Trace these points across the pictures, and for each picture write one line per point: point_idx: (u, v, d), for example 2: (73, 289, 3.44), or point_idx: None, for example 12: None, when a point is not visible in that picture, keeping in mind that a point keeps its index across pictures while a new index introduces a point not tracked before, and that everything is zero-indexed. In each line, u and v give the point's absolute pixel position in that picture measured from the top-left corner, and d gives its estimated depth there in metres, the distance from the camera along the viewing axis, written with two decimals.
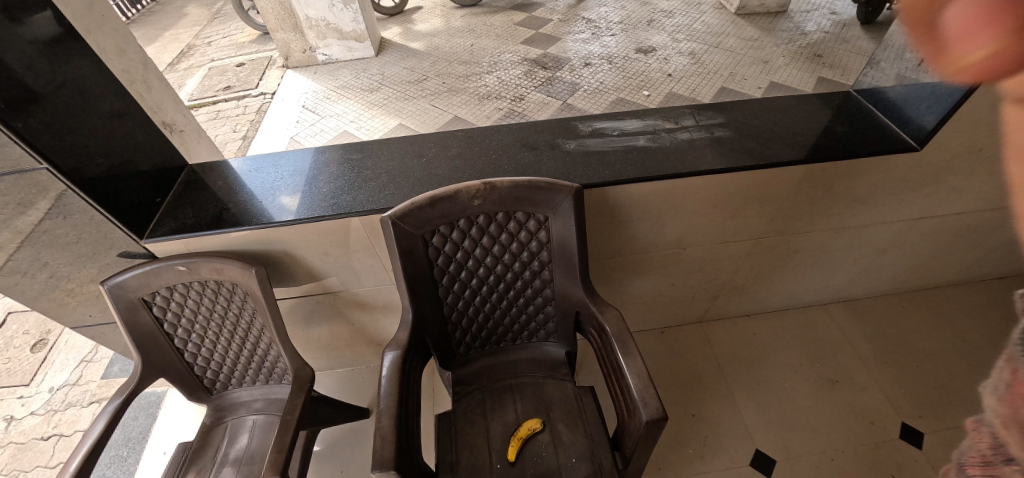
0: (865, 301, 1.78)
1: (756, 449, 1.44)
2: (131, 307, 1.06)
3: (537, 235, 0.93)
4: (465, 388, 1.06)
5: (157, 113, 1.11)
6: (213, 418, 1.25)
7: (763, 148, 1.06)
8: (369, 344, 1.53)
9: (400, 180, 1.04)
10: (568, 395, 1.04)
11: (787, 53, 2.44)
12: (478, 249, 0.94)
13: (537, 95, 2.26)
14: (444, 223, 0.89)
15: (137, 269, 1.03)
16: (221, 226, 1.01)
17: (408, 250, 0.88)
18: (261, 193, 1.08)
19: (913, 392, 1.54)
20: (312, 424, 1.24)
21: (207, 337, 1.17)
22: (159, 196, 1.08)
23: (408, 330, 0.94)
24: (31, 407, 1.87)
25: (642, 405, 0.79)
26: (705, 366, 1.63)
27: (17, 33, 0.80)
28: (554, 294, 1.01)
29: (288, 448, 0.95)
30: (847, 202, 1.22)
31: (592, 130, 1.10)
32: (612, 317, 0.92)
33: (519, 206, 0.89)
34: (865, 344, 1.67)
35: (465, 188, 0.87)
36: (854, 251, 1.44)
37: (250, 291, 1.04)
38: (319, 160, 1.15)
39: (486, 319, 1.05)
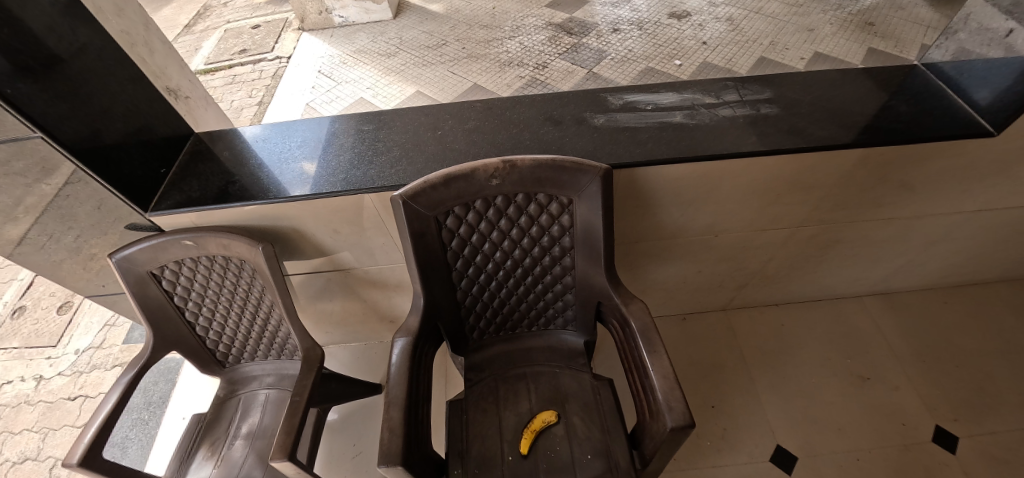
0: (905, 294, 1.67)
1: (777, 444, 1.38)
2: (139, 280, 1.03)
3: (560, 219, 0.86)
4: (477, 375, 1.02)
5: (160, 78, 1.05)
6: (226, 391, 1.25)
7: (815, 129, 0.95)
8: (382, 321, 1.51)
9: (413, 155, 0.97)
10: (585, 387, 0.98)
11: (837, 19, 2.23)
12: (495, 232, 0.87)
13: (560, 63, 2.13)
14: (459, 204, 0.82)
15: (143, 243, 1.00)
16: (226, 200, 0.96)
17: (419, 233, 0.82)
18: (269, 165, 1.02)
19: (950, 394, 1.45)
20: (324, 402, 1.22)
21: (217, 312, 1.14)
22: (163, 166, 1.04)
23: (419, 316, 0.90)
24: (59, 368, 1.92)
25: (667, 409, 0.72)
26: (727, 356, 1.56)
27: None
28: (574, 282, 0.94)
29: (297, 430, 0.92)
30: (900, 191, 1.10)
31: (623, 103, 1.00)
32: (637, 310, 0.86)
33: (541, 188, 0.82)
34: (900, 340, 1.57)
35: (483, 166, 0.79)
36: (902, 243, 1.33)
37: (258, 268, 1.00)
38: (331, 129, 1.09)
39: (501, 305, 1.00)
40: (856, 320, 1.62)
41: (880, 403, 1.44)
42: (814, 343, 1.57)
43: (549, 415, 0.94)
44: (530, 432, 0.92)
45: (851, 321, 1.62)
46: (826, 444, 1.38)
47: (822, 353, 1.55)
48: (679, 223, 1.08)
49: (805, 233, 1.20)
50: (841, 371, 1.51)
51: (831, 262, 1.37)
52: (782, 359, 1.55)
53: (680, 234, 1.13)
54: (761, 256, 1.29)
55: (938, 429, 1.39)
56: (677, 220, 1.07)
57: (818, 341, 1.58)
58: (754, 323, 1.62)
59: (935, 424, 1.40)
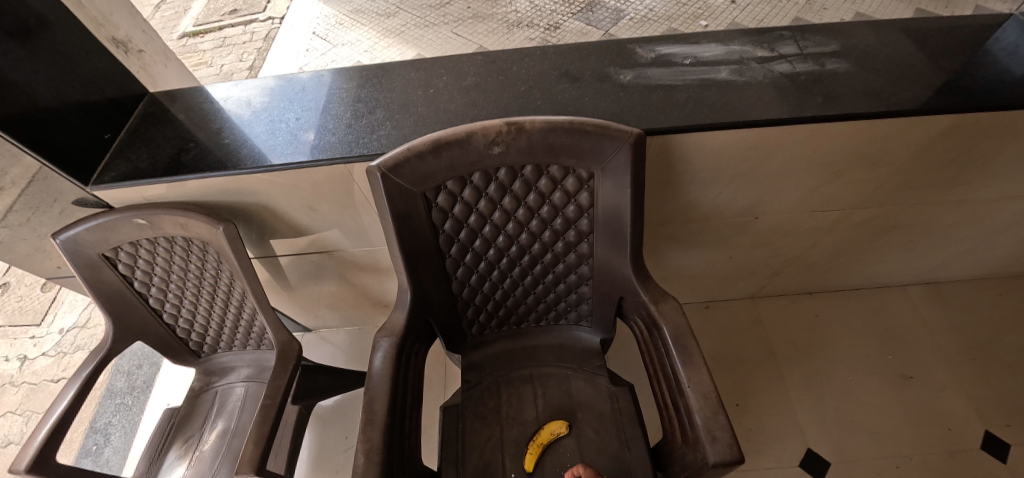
0: (955, 283, 1.50)
1: (808, 449, 1.25)
2: (90, 264, 0.90)
3: (577, 198, 0.70)
4: (476, 376, 0.88)
5: (104, 27, 0.87)
6: (201, 384, 1.13)
7: (894, 89, 0.77)
8: (376, 306, 1.37)
9: (400, 117, 0.81)
10: (601, 393, 0.84)
11: None
12: (497, 212, 0.72)
13: (575, 23, 1.92)
14: (453, 178, 0.66)
15: (90, 221, 0.85)
16: (179, 170, 0.81)
17: (404, 213, 0.66)
18: (232, 128, 0.86)
19: (1004, 397, 1.30)
20: (308, 397, 1.10)
21: (185, 299, 1.01)
22: (108, 131, 0.89)
23: (406, 311, 0.75)
24: (42, 348, 1.83)
25: (709, 439, 0.57)
26: (755, 350, 1.41)
27: None
28: (592, 272, 0.79)
29: (268, 438, 0.79)
30: (982, 168, 0.92)
31: (656, 57, 0.82)
32: (669, 310, 0.70)
33: (556, 158, 0.65)
34: (948, 335, 1.41)
35: (482, 129, 0.63)
36: (967, 229, 1.15)
37: (222, 252, 0.86)
38: (305, 86, 0.92)
39: (504, 297, 0.85)
40: (900, 312, 1.46)
41: (925, 405, 1.30)
42: (852, 337, 1.42)
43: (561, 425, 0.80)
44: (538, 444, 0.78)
45: (893, 313, 1.46)
46: (863, 449, 1.24)
47: (861, 348, 1.40)
48: (715, 202, 0.92)
49: (860, 216, 1.03)
50: (881, 369, 1.36)
51: (882, 249, 1.21)
52: (815, 354, 1.40)
53: (715, 215, 0.97)
54: (804, 242, 1.12)
55: (989, 436, 1.24)
56: (714, 199, 0.90)
57: (856, 335, 1.42)
58: (786, 313, 1.47)
59: (987, 430, 1.25)
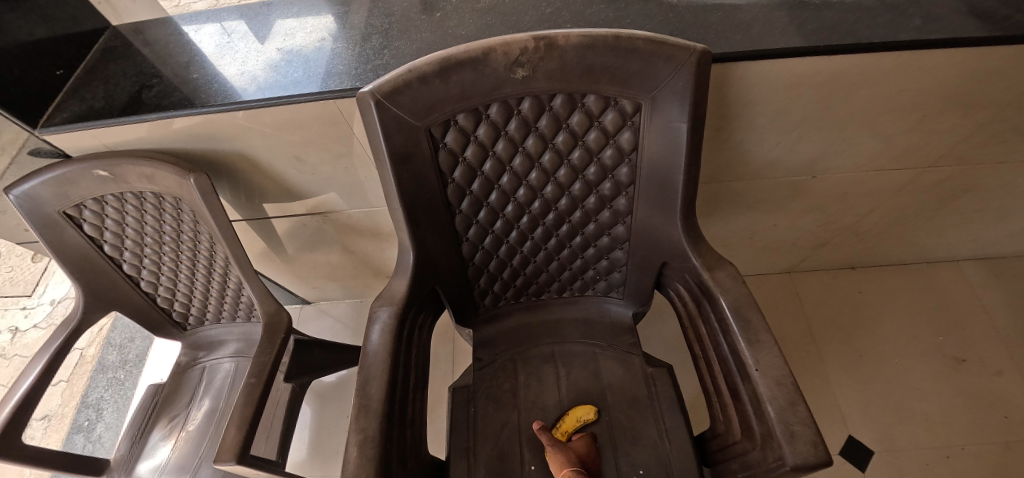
0: (1013, 259, 1.36)
1: (849, 436, 1.14)
2: (50, 223, 0.79)
3: (617, 139, 0.57)
4: (490, 354, 0.77)
5: None
6: (188, 358, 1.03)
7: (1009, 9, 0.62)
8: (378, 277, 1.26)
9: (400, 45, 0.68)
10: (634, 375, 0.73)
11: None
12: (518, 158, 0.59)
13: None
14: (465, 111, 0.54)
15: (46, 173, 0.74)
16: (137, 111, 0.69)
17: (405, 154, 0.54)
18: (204, 63, 0.74)
19: None
20: (304, 374, 1.00)
21: (164, 264, 0.90)
22: (62, 67, 0.76)
23: (409, 278, 0.64)
24: (34, 320, 1.76)
25: (786, 436, 0.46)
26: (790, 329, 1.29)
27: None
28: (629, 234, 0.67)
29: (253, 421, 0.69)
30: None
31: None
32: (726, 277, 0.58)
33: (595, 85, 0.52)
34: (1006, 315, 1.28)
35: (502, 45, 0.50)
36: None
37: (196, 210, 0.75)
38: (296, 16, 0.79)
39: (524, 264, 0.73)
40: (951, 289, 1.33)
41: (979, 391, 1.18)
42: (899, 316, 1.30)
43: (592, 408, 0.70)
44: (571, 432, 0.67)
45: (945, 290, 1.33)
46: (910, 437, 1.14)
47: (908, 328, 1.28)
48: (770, 155, 0.78)
49: (931, 176, 0.89)
50: (930, 351, 1.24)
51: (945, 216, 1.07)
52: (857, 333, 1.28)
53: (766, 173, 0.83)
54: (860, 207, 0.99)
55: None
56: (769, 152, 0.77)
57: (902, 313, 1.30)
58: (826, 289, 1.34)
59: None
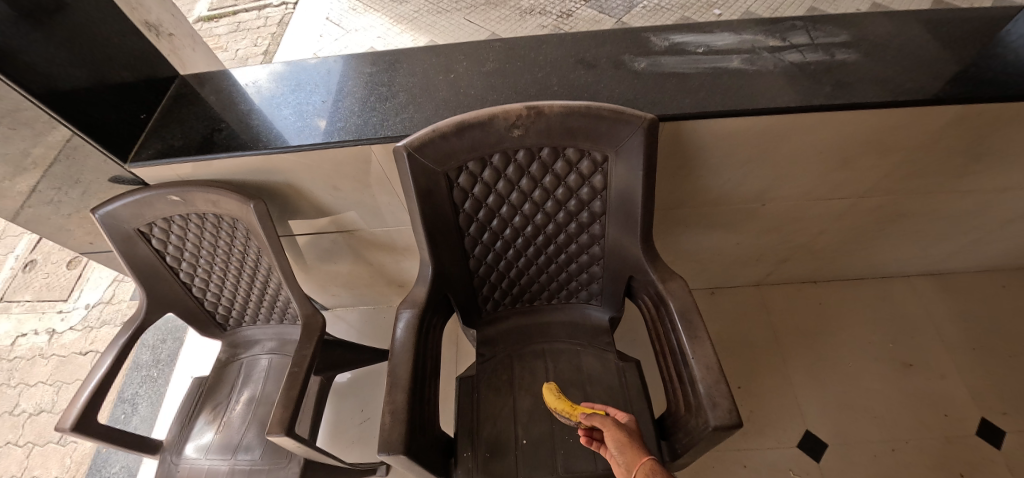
0: (960, 275, 1.52)
1: (807, 431, 1.29)
2: (126, 238, 0.95)
3: (591, 180, 0.74)
4: (491, 350, 0.93)
5: (136, 11, 0.91)
6: (228, 355, 1.19)
7: (901, 80, 0.79)
8: (391, 286, 1.42)
9: (422, 101, 0.86)
10: (608, 368, 0.88)
11: None
12: (515, 193, 0.76)
13: (587, 10, 1.94)
14: (474, 159, 0.70)
15: (127, 197, 0.90)
16: (209, 150, 0.86)
17: (427, 192, 0.71)
18: (261, 112, 0.91)
19: (1002, 385, 1.33)
20: (328, 370, 1.15)
21: (214, 273, 1.06)
22: (143, 111, 0.93)
23: (426, 286, 0.80)
24: (70, 322, 1.90)
25: (710, 405, 0.62)
26: (759, 335, 1.44)
27: None
28: (603, 252, 0.83)
29: (295, 403, 0.85)
30: (988, 160, 0.95)
31: (670, 44, 0.86)
32: (677, 288, 0.74)
33: (572, 140, 0.69)
34: (950, 325, 1.43)
35: (503, 112, 0.67)
36: (973, 221, 1.17)
37: (251, 228, 0.91)
38: (319, 70, 0.98)
39: (519, 276, 0.89)
40: (903, 301, 1.48)
41: (923, 392, 1.33)
42: (855, 325, 1.45)
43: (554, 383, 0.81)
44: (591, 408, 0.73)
45: (897, 304, 1.48)
46: (862, 432, 1.28)
47: (863, 337, 1.43)
48: (723, 187, 0.95)
49: (865, 205, 1.06)
50: (882, 356, 1.40)
51: (887, 238, 1.23)
52: (818, 339, 1.43)
53: (724, 201, 1.00)
54: (810, 229, 1.15)
55: (984, 422, 1.28)
56: (724, 186, 0.94)
57: (859, 323, 1.45)
58: (791, 300, 1.50)
59: (982, 417, 1.28)
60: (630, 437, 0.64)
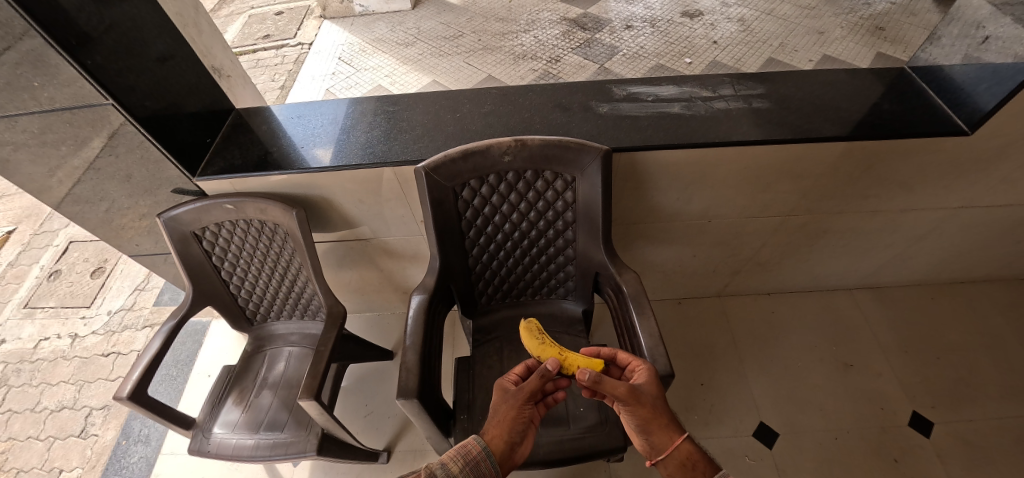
0: (896, 287, 1.71)
1: (761, 421, 1.44)
2: (183, 239, 1.14)
3: (564, 195, 0.97)
4: (484, 336, 1.12)
5: (207, 58, 1.19)
6: (254, 347, 1.35)
7: (801, 122, 1.04)
8: (397, 291, 1.61)
9: (434, 134, 1.10)
10: (582, 350, 1.08)
11: (847, 24, 2.35)
12: (505, 205, 0.98)
13: (573, 57, 2.23)
14: (475, 177, 0.94)
15: (191, 204, 1.11)
16: (265, 168, 1.10)
17: (439, 201, 0.93)
18: (303, 141, 1.15)
19: (931, 382, 1.49)
20: (343, 359, 1.34)
21: (250, 272, 1.25)
22: (208, 136, 1.17)
23: (435, 277, 1.00)
24: (92, 327, 1.95)
25: (652, 361, 0.84)
26: (719, 338, 1.62)
27: None
28: (575, 254, 1.05)
29: (322, 374, 1.03)
30: (884, 184, 1.18)
31: (627, 94, 1.13)
32: (630, 279, 0.96)
33: (549, 165, 0.93)
34: (886, 331, 1.61)
35: (497, 144, 0.91)
36: (887, 236, 1.40)
37: (290, 231, 1.12)
38: (337, 107, 1.24)
39: (508, 274, 1.10)
40: (842, 310, 1.66)
41: (862, 388, 1.49)
42: (803, 330, 1.63)
43: (530, 322, 0.85)
44: (587, 360, 0.80)
45: (840, 312, 1.66)
46: (808, 422, 1.43)
47: (810, 340, 1.61)
48: (674, 204, 1.17)
49: (793, 221, 1.29)
50: (826, 357, 1.56)
51: (818, 252, 1.46)
52: (771, 342, 1.61)
53: (676, 216, 1.22)
54: (752, 242, 1.37)
55: (915, 414, 1.43)
56: (674, 204, 1.18)
57: (804, 328, 1.63)
58: (748, 309, 1.69)
59: (912, 409, 1.44)
60: (653, 416, 0.76)
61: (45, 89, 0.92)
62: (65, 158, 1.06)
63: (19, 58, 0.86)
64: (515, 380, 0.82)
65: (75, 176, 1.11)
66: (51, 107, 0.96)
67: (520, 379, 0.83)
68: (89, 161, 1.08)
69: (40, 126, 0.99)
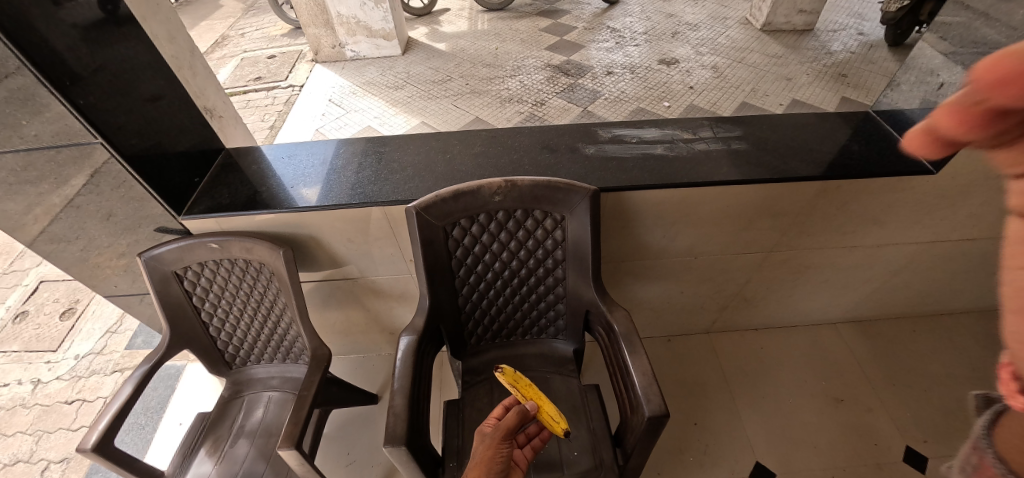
0: (878, 322, 1.73)
1: (757, 461, 1.41)
2: (163, 279, 1.12)
3: (553, 234, 0.99)
4: (474, 377, 1.10)
5: (200, 99, 1.22)
6: (231, 392, 1.28)
7: (777, 163, 1.09)
8: (383, 332, 1.58)
9: (424, 174, 1.12)
10: (574, 391, 1.06)
11: (812, 71, 2.51)
12: (496, 244, 1.00)
13: (558, 100, 2.32)
14: (465, 217, 0.95)
15: (174, 243, 1.09)
16: (253, 207, 1.10)
17: (429, 240, 0.94)
18: (293, 182, 1.15)
19: (921, 416, 1.49)
20: (326, 404, 1.28)
21: (232, 313, 1.22)
22: (196, 176, 1.18)
23: (424, 317, 0.99)
24: (57, 372, 1.85)
25: (646, 401, 0.83)
26: (709, 375, 1.61)
27: (59, 16, 0.85)
28: (565, 292, 1.05)
29: (303, 421, 0.98)
30: (860, 221, 1.23)
31: (612, 136, 1.17)
32: (620, 316, 0.96)
33: (538, 204, 0.95)
34: (873, 365, 1.62)
35: (488, 184, 0.94)
36: (866, 270, 1.44)
37: (276, 271, 1.10)
38: (328, 148, 1.25)
39: (498, 313, 1.10)
40: (828, 344, 1.68)
41: (855, 424, 1.48)
42: (792, 365, 1.63)
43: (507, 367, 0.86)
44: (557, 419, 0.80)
45: (827, 347, 1.67)
46: (804, 461, 1.41)
47: (800, 375, 1.60)
48: (660, 241, 1.20)
49: (776, 257, 1.32)
50: (816, 392, 1.56)
51: (802, 287, 1.48)
52: (762, 379, 1.60)
53: (662, 253, 1.24)
54: (738, 278, 1.39)
55: (909, 450, 1.42)
56: (660, 241, 1.20)
57: (793, 363, 1.63)
58: (736, 345, 1.69)
59: (906, 445, 1.43)
60: None
61: (32, 126, 0.91)
62: (44, 196, 1.04)
63: (7, 96, 0.85)
64: (493, 422, 0.80)
65: (51, 215, 1.08)
66: (37, 145, 0.95)
67: (498, 419, 0.81)
68: (68, 199, 1.06)
69: (23, 164, 0.97)
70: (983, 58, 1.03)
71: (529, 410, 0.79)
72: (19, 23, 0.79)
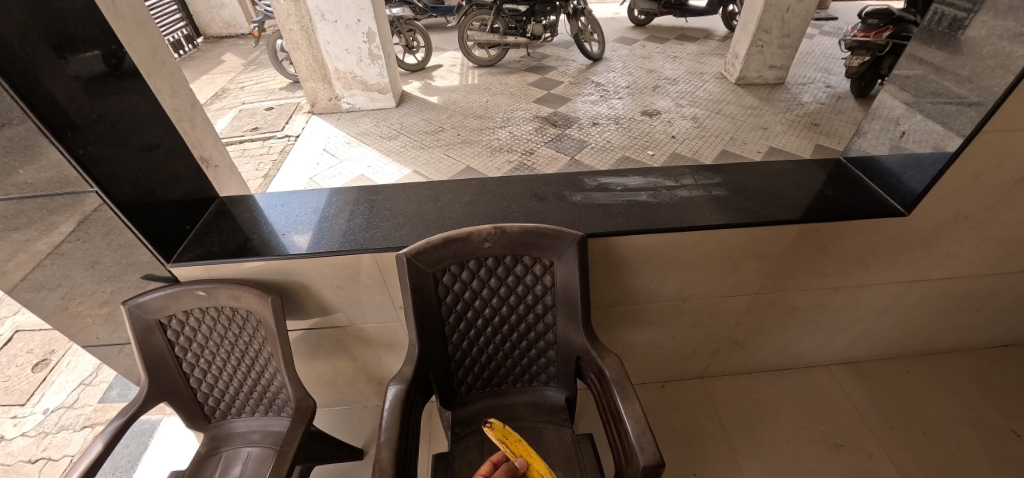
0: (870, 363, 1.73)
1: None
2: (147, 328, 1.10)
3: (542, 279, 1.00)
4: (464, 428, 1.06)
5: (197, 149, 1.26)
6: (208, 448, 1.22)
7: (757, 207, 1.13)
8: (370, 382, 1.54)
9: (416, 222, 1.14)
10: (567, 441, 1.03)
11: (787, 121, 2.65)
12: (486, 289, 1.01)
13: (546, 150, 2.41)
14: (455, 263, 0.97)
15: (160, 291, 1.08)
16: (244, 254, 1.10)
17: (419, 287, 0.95)
18: (283, 230, 1.16)
19: (923, 461, 1.45)
20: (308, 460, 1.23)
21: (214, 364, 1.19)
22: (188, 224, 1.19)
23: (413, 365, 0.98)
24: (22, 428, 1.75)
25: (641, 450, 0.81)
26: (706, 423, 1.58)
27: (63, 69, 0.89)
28: (556, 338, 1.05)
29: None
30: (841, 262, 1.26)
31: (598, 184, 1.22)
32: (611, 362, 0.96)
33: (527, 250, 0.97)
34: (870, 407, 1.60)
35: (477, 231, 0.96)
36: (851, 312, 1.46)
37: (263, 319, 1.09)
38: (320, 197, 1.27)
39: (488, 360, 1.09)
40: (823, 387, 1.66)
41: (856, 471, 1.44)
42: (790, 410, 1.60)
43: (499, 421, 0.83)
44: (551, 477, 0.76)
45: (822, 390, 1.65)
46: None
47: (797, 420, 1.57)
48: (648, 286, 1.21)
49: (762, 299, 1.33)
50: (815, 438, 1.52)
51: (791, 328, 1.49)
52: (759, 424, 1.57)
53: (652, 297, 1.25)
54: (727, 320, 1.40)
55: None
56: (648, 286, 1.21)
57: (789, 408, 1.61)
58: (730, 390, 1.67)
59: None
60: None
61: (28, 175, 0.93)
62: (30, 242, 1.04)
63: (8, 145, 0.87)
64: None
65: (33, 261, 1.07)
66: (33, 193, 0.96)
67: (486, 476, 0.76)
68: (54, 245, 1.05)
69: (13, 210, 0.98)
70: (938, 106, 1.09)
71: (518, 469, 0.76)
72: (26, 76, 0.82)
